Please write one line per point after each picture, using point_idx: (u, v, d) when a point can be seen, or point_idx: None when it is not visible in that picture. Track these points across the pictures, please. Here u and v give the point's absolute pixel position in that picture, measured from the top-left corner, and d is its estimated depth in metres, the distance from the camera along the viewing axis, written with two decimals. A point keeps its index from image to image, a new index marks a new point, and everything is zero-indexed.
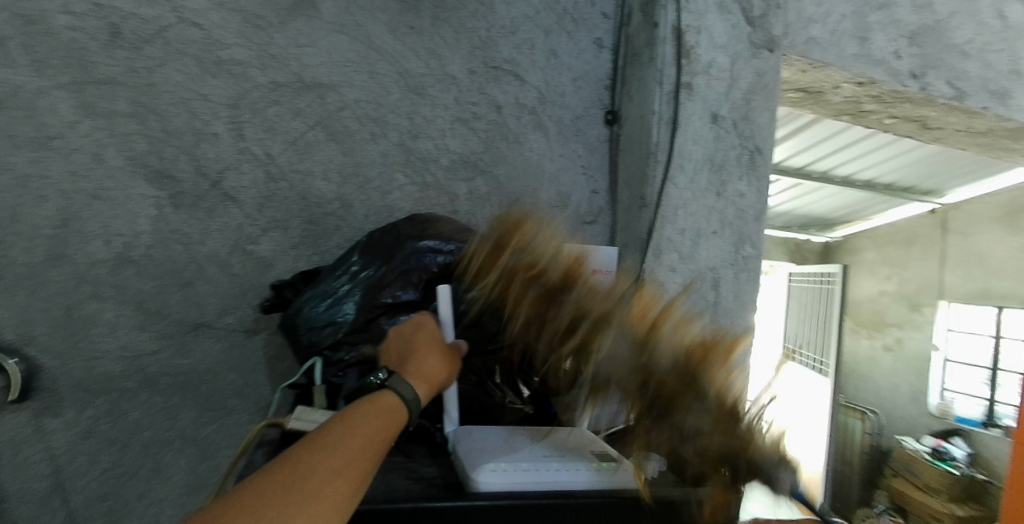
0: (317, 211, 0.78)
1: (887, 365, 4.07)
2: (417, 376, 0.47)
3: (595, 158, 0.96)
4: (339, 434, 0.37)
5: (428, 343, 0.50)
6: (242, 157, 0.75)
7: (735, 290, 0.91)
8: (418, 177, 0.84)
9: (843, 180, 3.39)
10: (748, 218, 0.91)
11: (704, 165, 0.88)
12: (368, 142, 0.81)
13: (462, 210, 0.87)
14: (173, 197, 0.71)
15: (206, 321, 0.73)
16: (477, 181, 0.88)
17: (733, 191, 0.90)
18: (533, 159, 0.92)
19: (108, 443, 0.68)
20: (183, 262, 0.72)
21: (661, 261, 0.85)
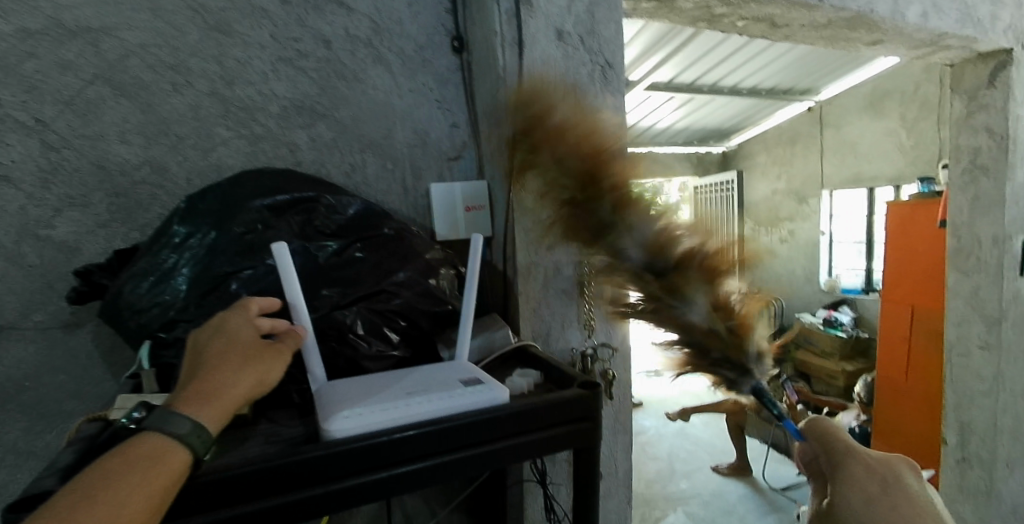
0: (121, 180, 0.79)
1: (783, 254, 4.30)
2: (207, 393, 0.54)
3: (449, 88, 1.01)
4: (115, 479, 0.46)
5: (219, 356, 0.58)
6: (7, 125, 0.74)
7: None
8: (244, 128, 0.86)
9: (731, 90, 3.36)
10: None
11: (558, 85, 0.89)
12: (169, 94, 0.81)
13: (306, 160, 0.91)
14: None
15: (12, 323, 0.74)
16: (319, 126, 0.91)
17: (592, 108, 0.92)
18: (380, 96, 0.95)
19: None
20: None
21: (526, 188, 0.89)
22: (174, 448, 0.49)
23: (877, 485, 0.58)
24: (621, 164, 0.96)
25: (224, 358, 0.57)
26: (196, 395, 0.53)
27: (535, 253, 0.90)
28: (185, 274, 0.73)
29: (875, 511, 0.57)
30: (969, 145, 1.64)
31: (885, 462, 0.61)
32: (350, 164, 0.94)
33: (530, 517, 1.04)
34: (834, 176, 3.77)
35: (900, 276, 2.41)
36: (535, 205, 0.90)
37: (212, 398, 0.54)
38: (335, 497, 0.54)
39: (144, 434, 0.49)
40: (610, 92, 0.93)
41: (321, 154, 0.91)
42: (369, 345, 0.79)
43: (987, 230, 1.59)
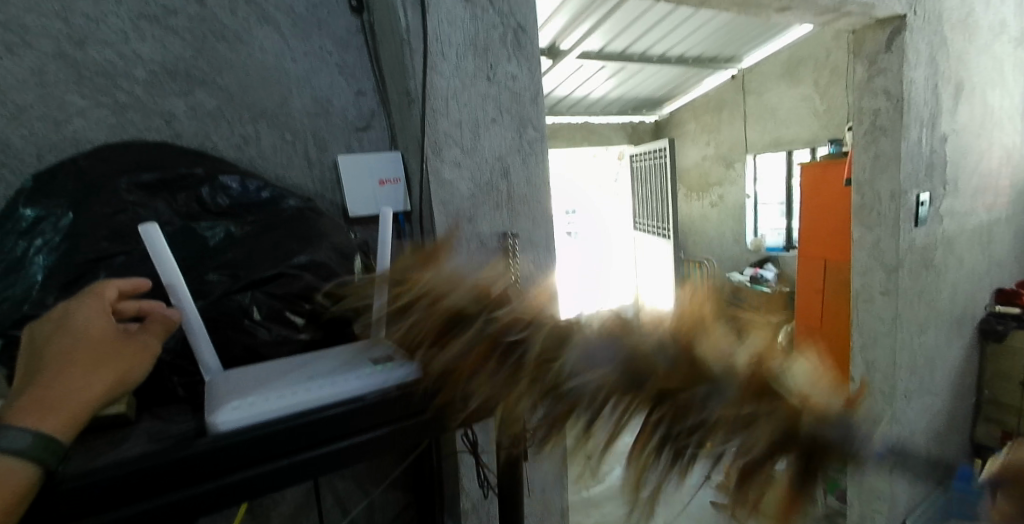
0: None
1: (713, 219, 4.48)
2: (46, 400, 0.46)
3: (350, 54, 0.97)
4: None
5: (59, 355, 0.49)
6: None
7: (527, 176, 0.94)
8: (106, 96, 0.80)
9: (660, 58, 3.41)
10: (524, 101, 0.92)
11: (467, 49, 0.85)
12: (2, 56, 0.74)
13: (185, 131, 0.85)
14: None
15: None
16: (199, 93, 0.86)
17: (504, 74, 0.89)
18: (271, 60, 0.91)
19: None
20: None
21: (442, 158, 0.85)
22: (8, 467, 0.42)
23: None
24: (540, 132, 0.94)
25: (64, 357, 0.49)
26: (30, 403, 0.46)
27: (457, 226, 0.87)
28: (40, 262, 0.65)
29: None
30: (870, 108, 1.73)
31: None
32: (241, 136, 0.89)
33: (466, 487, 0.99)
34: (757, 141, 3.93)
35: (812, 233, 2.58)
36: (453, 176, 0.86)
37: (56, 401, 0.47)
38: (233, 491, 0.50)
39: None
40: (523, 57, 0.91)
41: (203, 125, 0.86)
42: (272, 330, 0.72)
43: (886, 187, 1.70)
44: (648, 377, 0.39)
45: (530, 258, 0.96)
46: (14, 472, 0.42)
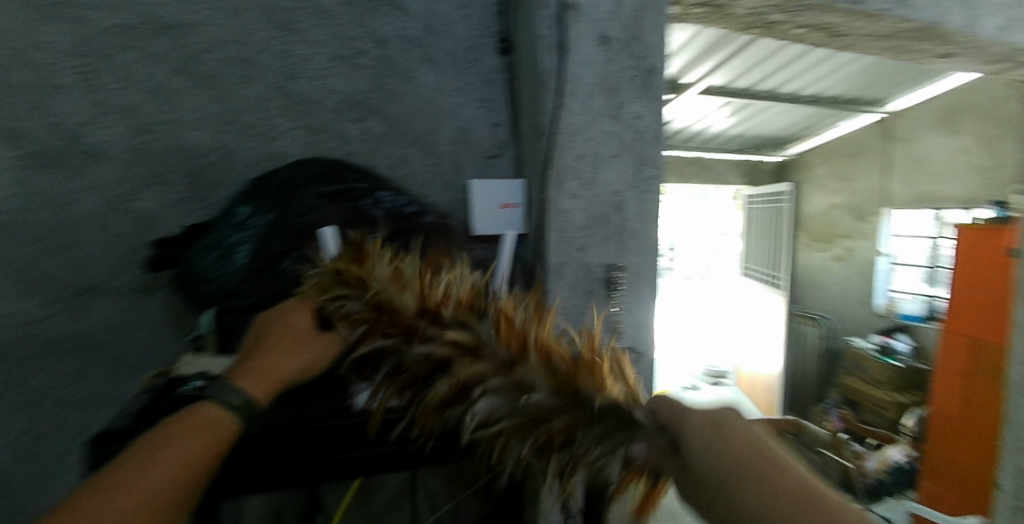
0: (197, 162, 0.95)
1: (837, 273, 4.10)
2: (261, 375, 0.59)
3: (492, 89, 1.09)
4: (167, 447, 0.50)
5: (277, 339, 0.63)
6: (99, 110, 0.90)
7: (642, 212, 0.96)
8: (304, 120, 1.00)
9: (790, 98, 3.24)
10: (647, 139, 0.95)
11: (597, 89, 0.92)
12: (240, 86, 0.96)
13: (355, 150, 1.02)
14: (34, 153, 0.89)
15: (95, 283, 0.91)
16: (370, 120, 1.03)
17: (630, 113, 0.94)
18: (428, 94, 1.06)
19: (38, 391, 0.90)
20: (65, 224, 0.90)
21: (561, 189, 0.92)
22: (221, 423, 0.54)
23: (738, 458, 0.40)
24: (659, 170, 0.96)
25: (280, 341, 0.62)
26: (252, 372, 0.59)
27: (568, 253, 0.93)
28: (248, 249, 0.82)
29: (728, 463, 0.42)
30: None
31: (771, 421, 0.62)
32: (397, 157, 1.05)
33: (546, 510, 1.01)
34: (901, 194, 3.54)
35: (964, 303, 2.28)
36: (570, 206, 0.92)
37: (263, 380, 0.59)
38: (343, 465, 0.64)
39: (197, 407, 0.54)
40: (652, 98, 0.94)
41: (371, 146, 1.03)
42: None
43: None
44: (577, 401, 0.52)
45: (636, 293, 0.98)
46: (224, 430, 0.54)
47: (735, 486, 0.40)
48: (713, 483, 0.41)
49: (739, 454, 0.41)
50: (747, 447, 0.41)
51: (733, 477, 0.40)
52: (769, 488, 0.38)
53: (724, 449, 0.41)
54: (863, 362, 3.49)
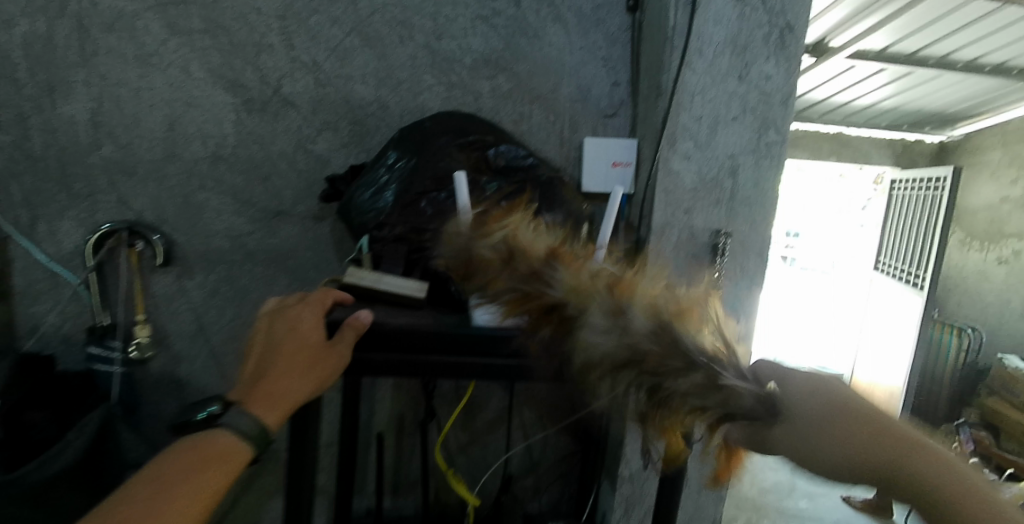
0: (361, 112, 1.02)
1: (998, 280, 3.33)
2: (271, 399, 0.48)
3: (615, 48, 1.11)
4: (163, 482, 0.43)
5: (287, 350, 0.50)
6: (295, 65, 0.99)
7: (755, 178, 0.98)
8: (445, 77, 1.05)
9: (964, 65, 2.72)
10: (772, 102, 0.96)
11: (725, 47, 0.93)
12: (396, 45, 1.02)
13: (485, 107, 1.08)
14: (246, 104, 0.98)
15: (285, 210, 1.02)
16: (500, 78, 1.08)
17: (758, 74, 0.94)
18: (555, 53, 1.09)
19: (225, 301, 1.03)
20: (261, 159, 1.00)
21: (675, 149, 0.94)
22: (239, 446, 0.46)
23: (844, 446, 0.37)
24: (781, 135, 0.97)
25: (286, 354, 0.49)
26: (260, 395, 0.48)
27: (673, 214, 0.96)
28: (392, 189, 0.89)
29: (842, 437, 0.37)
30: None
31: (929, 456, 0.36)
32: (519, 113, 1.09)
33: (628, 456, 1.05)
34: None
35: None
36: (680, 167, 0.94)
37: (262, 401, 0.48)
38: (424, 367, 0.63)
39: (208, 432, 0.46)
40: (783, 58, 0.95)
41: (499, 104, 1.08)
42: None
43: None
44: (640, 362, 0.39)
45: (739, 262, 0.99)
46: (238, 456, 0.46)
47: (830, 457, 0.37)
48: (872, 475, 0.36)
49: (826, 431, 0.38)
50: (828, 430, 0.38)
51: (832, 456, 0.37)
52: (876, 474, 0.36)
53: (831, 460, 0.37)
54: (1014, 382, 2.70)
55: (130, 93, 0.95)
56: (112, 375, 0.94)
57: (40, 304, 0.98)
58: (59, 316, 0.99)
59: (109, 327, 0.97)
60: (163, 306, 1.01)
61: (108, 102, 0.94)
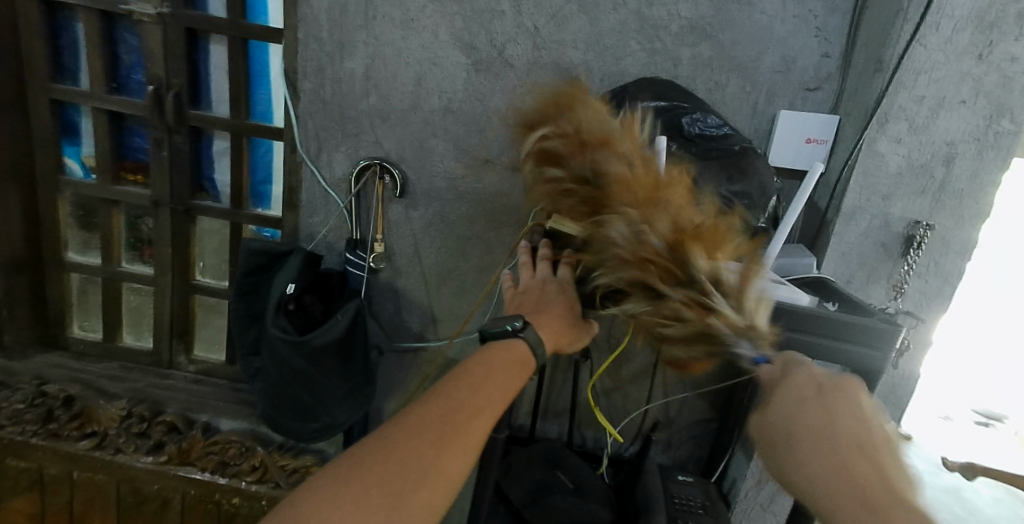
0: (567, 75, 0.96)
1: None
2: (545, 329, 0.53)
3: (835, 18, 0.90)
4: (484, 380, 0.45)
5: (549, 301, 0.57)
6: (519, 30, 0.94)
7: (973, 171, 0.82)
8: (649, 44, 0.93)
9: None
10: (1017, 87, 0.77)
11: (969, 21, 0.75)
12: (609, 10, 0.92)
13: (682, 76, 0.95)
14: (475, 64, 0.96)
15: (492, 160, 1.03)
16: (703, 46, 0.93)
17: (1002, 54, 0.76)
18: (765, 22, 0.91)
19: (439, 240, 1.09)
20: (480, 115, 1.00)
21: (884, 132, 0.81)
22: (529, 361, 0.50)
23: (820, 411, 0.37)
24: (1019, 124, 0.78)
25: (552, 306, 0.56)
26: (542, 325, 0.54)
27: (869, 200, 0.85)
28: None
29: (799, 447, 0.36)
30: None
31: (823, 380, 0.40)
32: (716, 83, 0.95)
33: None
34: None
35: None
36: (888, 151, 0.82)
37: (543, 329, 0.53)
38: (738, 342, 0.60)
39: (508, 339, 0.50)
40: None
41: (700, 73, 0.94)
42: None
43: None
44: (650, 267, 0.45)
45: (936, 258, 0.88)
46: (527, 369, 0.50)
47: (803, 433, 0.36)
48: (782, 436, 0.37)
49: (841, 434, 0.36)
50: (848, 420, 0.37)
51: (813, 426, 0.36)
52: (831, 449, 0.35)
53: (827, 422, 0.36)
54: None
55: (395, 53, 0.96)
56: (361, 278, 1.06)
57: (315, 217, 1.09)
58: (329, 230, 1.10)
59: (359, 240, 1.08)
60: (396, 228, 1.09)
61: (381, 56, 0.97)
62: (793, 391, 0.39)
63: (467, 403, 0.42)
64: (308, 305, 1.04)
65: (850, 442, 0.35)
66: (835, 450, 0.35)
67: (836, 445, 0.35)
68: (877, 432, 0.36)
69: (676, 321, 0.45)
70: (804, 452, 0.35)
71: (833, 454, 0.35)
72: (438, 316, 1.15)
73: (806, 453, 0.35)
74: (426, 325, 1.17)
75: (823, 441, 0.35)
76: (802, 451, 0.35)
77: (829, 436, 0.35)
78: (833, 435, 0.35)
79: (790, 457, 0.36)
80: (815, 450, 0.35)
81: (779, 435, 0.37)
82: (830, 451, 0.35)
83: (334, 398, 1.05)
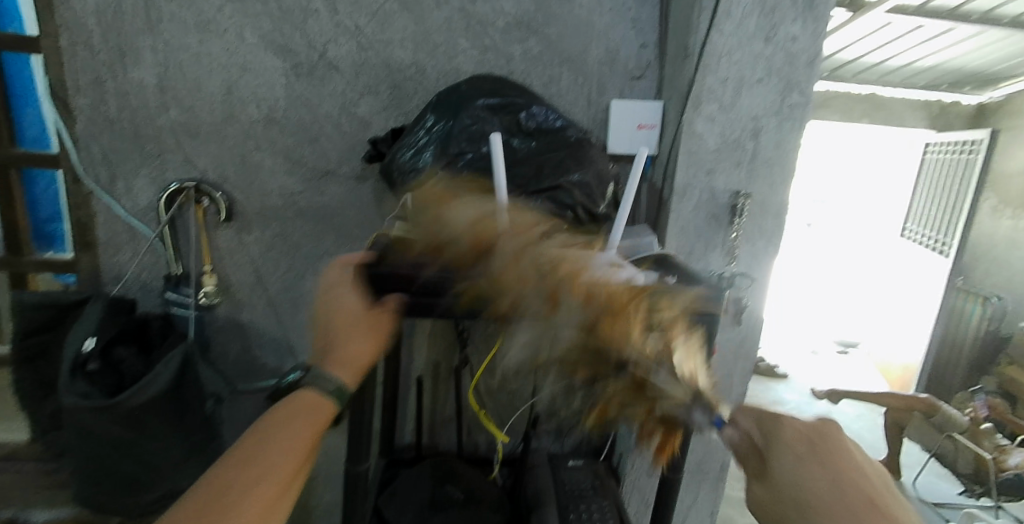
0: (399, 75, 1.00)
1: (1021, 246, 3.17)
2: (344, 364, 0.55)
3: (645, 11, 1.02)
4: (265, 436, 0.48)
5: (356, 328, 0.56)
6: (339, 30, 0.97)
7: (778, 140, 0.95)
8: (478, 40, 1.00)
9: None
10: (799, 63, 0.91)
11: (754, 9, 0.89)
12: (434, 9, 0.98)
13: (517, 70, 1.02)
14: (294, 68, 0.97)
15: (332, 169, 1.03)
16: (531, 41, 1.01)
17: (784, 36, 0.90)
18: (584, 15, 1.01)
19: (286, 252, 1.06)
20: (310, 123, 1.00)
21: (700, 112, 0.92)
22: (323, 404, 0.52)
23: (827, 473, 0.37)
24: (806, 96, 0.93)
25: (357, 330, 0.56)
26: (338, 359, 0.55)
27: (695, 175, 0.96)
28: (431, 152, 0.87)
29: (814, 501, 0.36)
30: None
31: (807, 425, 0.41)
32: (550, 77, 1.03)
33: None
34: None
35: None
36: (704, 129, 0.93)
37: (343, 366, 0.55)
38: None
39: (301, 393, 0.53)
40: (811, 19, 0.90)
41: (532, 67, 1.02)
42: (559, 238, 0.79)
43: None
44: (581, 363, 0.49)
45: (756, 222, 1.00)
46: (324, 409, 0.52)
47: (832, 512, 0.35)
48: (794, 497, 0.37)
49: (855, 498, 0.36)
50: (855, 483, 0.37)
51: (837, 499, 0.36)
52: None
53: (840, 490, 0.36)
54: None
55: (192, 57, 0.95)
56: (189, 317, 0.98)
57: (122, 255, 1.04)
58: (138, 266, 1.04)
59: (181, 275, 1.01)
60: (227, 257, 1.05)
61: (172, 63, 0.95)
62: (792, 450, 0.39)
63: (249, 459, 0.46)
64: (121, 361, 0.89)
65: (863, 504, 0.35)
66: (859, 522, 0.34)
67: (847, 503, 0.35)
68: (869, 473, 0.38)
69: (625, 395, 0.49)
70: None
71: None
72: (297, 346, 1.12)
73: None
74: (283, 359, 1.13)
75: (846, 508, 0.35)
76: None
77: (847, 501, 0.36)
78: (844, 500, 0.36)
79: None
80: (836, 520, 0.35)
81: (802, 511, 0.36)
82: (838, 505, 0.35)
83: (171, 462, 0.91)
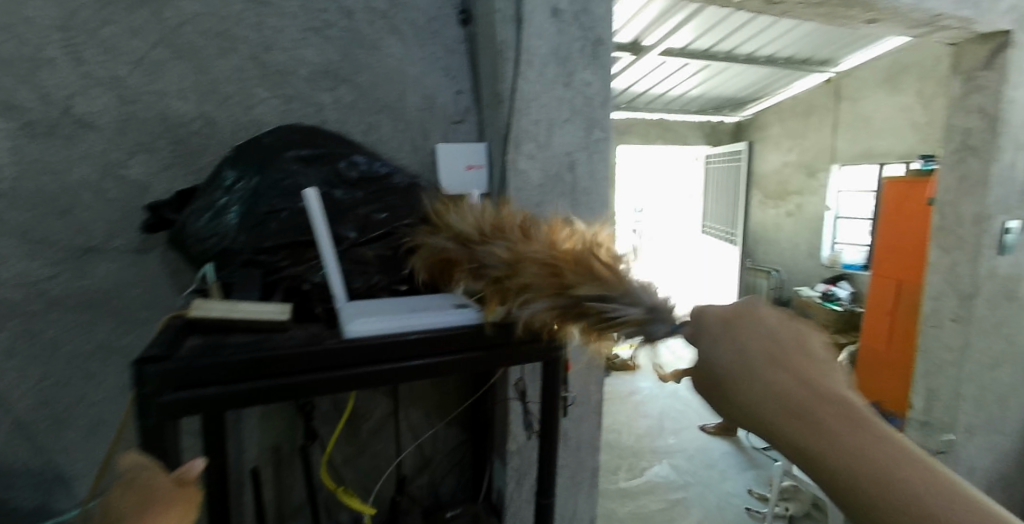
0: (181, 130, 0.82)
1: (788, 228, 3.90)
2: None
3: (455, 59, 1.01)
4: None
5: (141, 503, 0.42)
6: (87, 81, 0.77)
7: (590, 171, 0.98)
8: (279, 90, 0.88)
9: (765, 61, 3.00)
10: (596, 104, 0.96)
11: (551, 59, 0.91)
12: (218, 58, 0.84)
13: (330, 119, 0.92)
14: (23, 128, 0.74)
15: (96, 245, 0.79)
16: (342, 89, 0.92)
17: (580, 81, 0.94)
18: (395, 63, 0.96)
19: (33, 357, 0.77)
20: (55, 191, 0.77)
21: (520, 151, 0.91)
22: None
23: (773, 373, 0.39)
24: (605, 132, 0.98)
25: (149, 501, 0.43)
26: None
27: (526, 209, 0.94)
28: (238, 208, 0.74)
29: (756, 393, 0.39)
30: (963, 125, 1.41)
31: (730, 311, 0.43)
32: (368, 124, 0.95)
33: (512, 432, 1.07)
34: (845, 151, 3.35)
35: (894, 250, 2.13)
36: (527, 166, 0.92)
37: None
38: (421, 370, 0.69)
39: None
40: (598, 67, 0.95)
41: (345, 115, 0.93)
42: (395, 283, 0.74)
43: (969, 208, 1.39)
44: (559, 304, 0.55)
45: None
46: None
47: (748, 396, 0.39)
48: (717, 379, 0.41)
49: (865, 444, 0.35)
50: (849, 410, 0.37)
51: (782, 380, 0.39)
52: (795, 412, 0.37)
53: (795, 374, 0.39)
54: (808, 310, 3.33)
55: None
56: None
57: None
58: None
59: None
60: None
61: None
62: (727, 350, 0.41)
63: None
64: None
65: (768, 361, 0.39)
66: (779, 402, 0.38)
67: (754, 361, 0.40)
68: (772, 348, 0.40)
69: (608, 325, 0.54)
70: (782, 434, 0.38)
71: (813, 418, 0.37)
72: (69, 474, 0.81)
73: (785, 427, 0.37)
74: (48, 495, 0.81)
75: (815, 435, 0.36)
76: (789, 435, 0.37)
77: (767, 362, 0.39)
78: (749, 359, 0.40)
79: (777, 439, 0.38)
80: (759, 402, 0.38)
81: (798, 451, 0.37)
82: (755, 378, 0.39)
83: None
